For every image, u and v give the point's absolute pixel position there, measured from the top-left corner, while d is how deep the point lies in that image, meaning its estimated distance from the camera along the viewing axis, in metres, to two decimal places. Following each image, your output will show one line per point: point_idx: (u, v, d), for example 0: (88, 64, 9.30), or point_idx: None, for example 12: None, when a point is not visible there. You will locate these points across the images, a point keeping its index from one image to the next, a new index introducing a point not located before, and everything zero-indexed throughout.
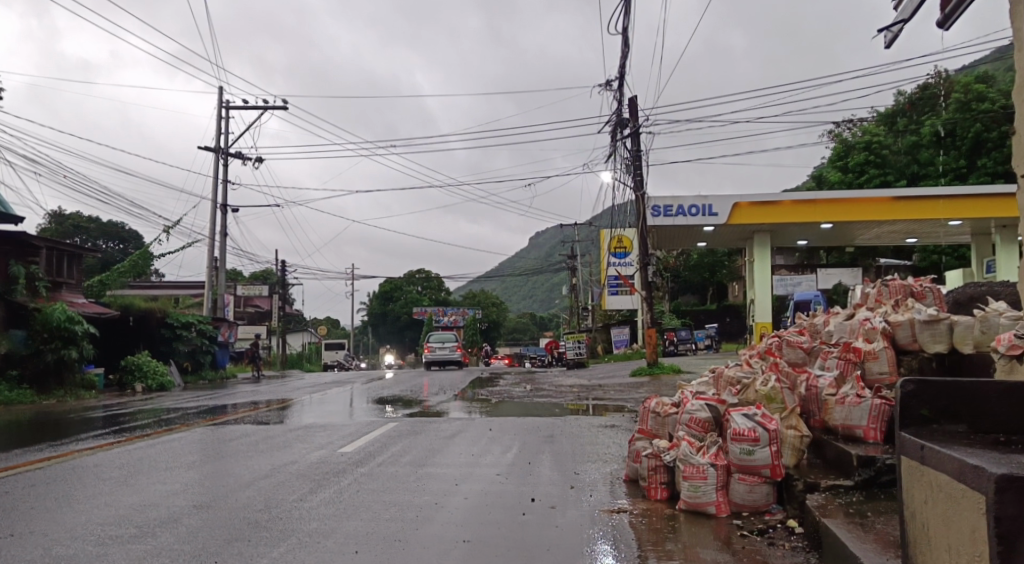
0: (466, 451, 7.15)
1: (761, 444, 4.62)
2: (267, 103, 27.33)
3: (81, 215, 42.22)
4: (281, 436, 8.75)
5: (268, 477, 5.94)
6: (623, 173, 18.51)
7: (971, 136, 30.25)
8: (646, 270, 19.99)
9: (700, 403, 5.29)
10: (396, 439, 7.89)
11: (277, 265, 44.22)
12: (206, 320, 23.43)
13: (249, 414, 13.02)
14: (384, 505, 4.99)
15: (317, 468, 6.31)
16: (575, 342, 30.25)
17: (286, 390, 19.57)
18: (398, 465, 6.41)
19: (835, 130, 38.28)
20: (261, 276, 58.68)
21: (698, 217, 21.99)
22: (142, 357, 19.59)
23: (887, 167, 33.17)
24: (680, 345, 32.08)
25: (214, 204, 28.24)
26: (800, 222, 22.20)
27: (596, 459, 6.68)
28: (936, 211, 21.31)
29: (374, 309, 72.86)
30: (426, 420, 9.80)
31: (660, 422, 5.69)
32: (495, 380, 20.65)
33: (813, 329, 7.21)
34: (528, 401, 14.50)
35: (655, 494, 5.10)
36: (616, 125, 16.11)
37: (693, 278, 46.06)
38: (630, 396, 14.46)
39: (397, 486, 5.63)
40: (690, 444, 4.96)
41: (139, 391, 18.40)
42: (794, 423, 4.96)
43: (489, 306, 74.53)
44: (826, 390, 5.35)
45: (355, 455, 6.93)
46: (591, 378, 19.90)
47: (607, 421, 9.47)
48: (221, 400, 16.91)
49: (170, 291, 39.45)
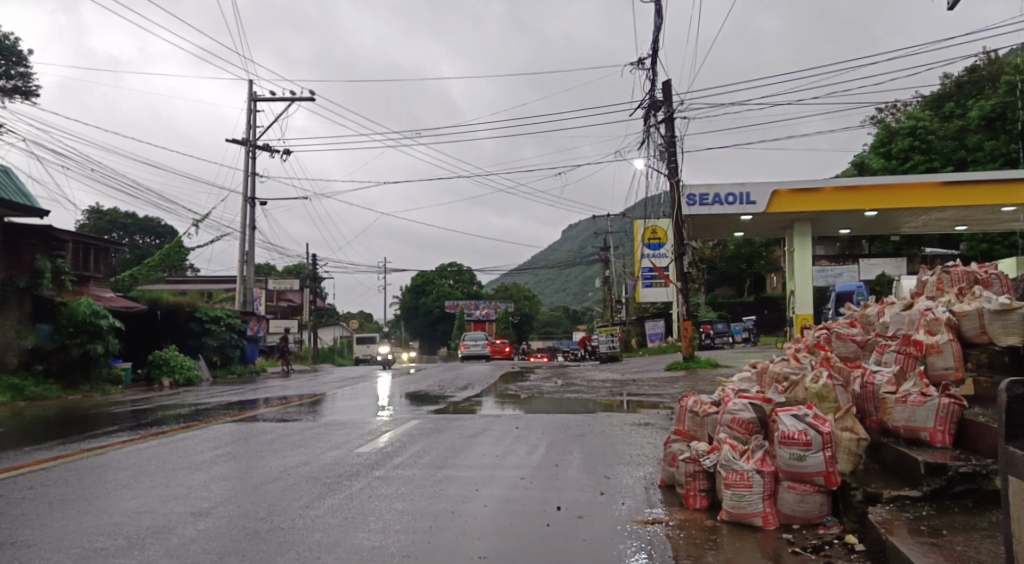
0: (489, 451, 6.77)
1: (813, 449, 4.14)
2: (295, 96, 27.28)
3: (119, 212, 43.06)
4: (299, 433, 8.50)
5: (276, 481, 5.70)
6: (656, 161, 17.91)
7: (1023, 118, 28.86)
8: (682, 260, 19.33)
9: (744, 402, 4.80)
10: (417, 438, 7.57)
11: (309, 260, 44.45)
12: (235, 313, 23.43)
13: (274, 409, 12.86)
14: (396, 513, 4.67)
15: (329, 470, 6.05)
16: (608, 335, 29.71)
17: (316, 385, 19.49)
18: (415, 467, 6.10)
19: (877, 115, 36.94)
20: (294, 271, 59.27)
21: (735, 206, 21.27)
22: (169, 352, 19.70)
23: (932, 153, 31.85)
24: (717, 338, 31.30)
25: (245, 199, 28.39)
26: (842, 210, 21.26)
27: (629, 461, 6.22)
28: (987, 197, 20.22)
29: (406, 303, 73.04)
30: (450, 418, 9.45)
31: (698, 422, 5.22)
32: (526, 375, 20.28)
33: (866, 321, 6.66)
34: (558, 396, 14.06)
35: (694, 503, 4.64)
36: (649, 109, 15.54)
37: (729, 270, 45.02)
38: (665, 391, 13.93)
39: (412, 490, 5.30)
40: (732, 448, 4.49)
41: (167, 386, 18.50)
42: (850, 424, 4.45)
43: (522, 299, 74.19)
44: (885, 386, 4.80)
45: (371, 455, 6.63)
46: (624, 373, 19.39)
47: (641, 419, 8.97)
48: (250, 394, 16.88)
49: (205, 286, 39.94)
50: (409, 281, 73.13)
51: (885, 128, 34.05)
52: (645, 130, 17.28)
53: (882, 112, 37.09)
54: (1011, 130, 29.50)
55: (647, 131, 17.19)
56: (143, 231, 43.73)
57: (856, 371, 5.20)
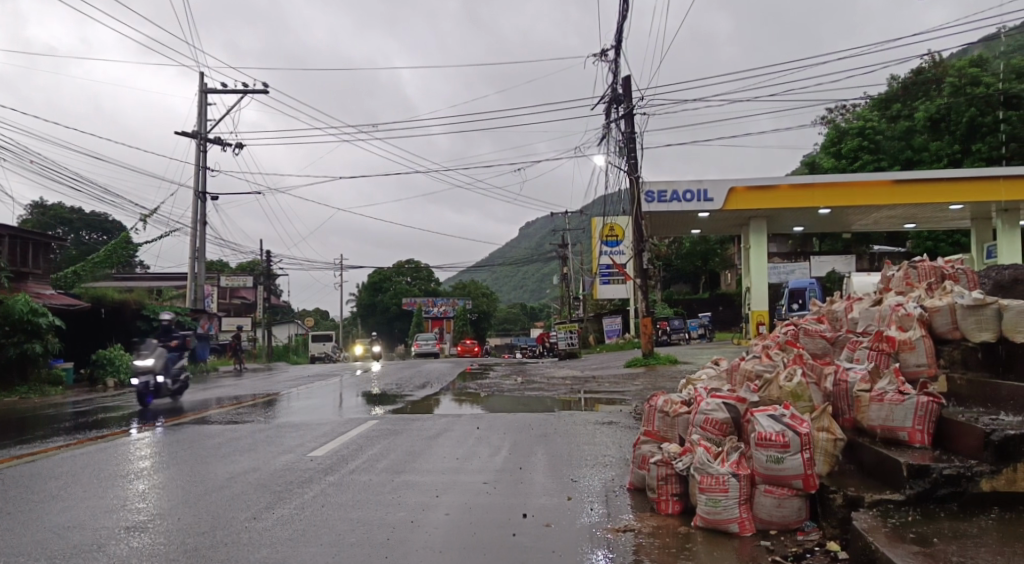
0: (450, 453, 6.44)
1: (792, 451, 3.97)
2: (248, 87, 26.32)
3: (63, 206, 41.17)
4: (250, 436, 8.00)
5: (223, 489, 5.24)
6: (617, 157, 17.77)
7: (966, 120, 29.86)
8: (641, 257, 19.28)
9: (717, 402, 4.61)
10: (374, 440, 7.19)
11: (262, 256, 43.26)
12: (184, 311, 22.49)
13: (227, 410, 12.25)
14: (350, 525, 4.30)
15: (280, 476, 5.62)
16: (566, 333, 29.65)
17: (269, 384, 18.85)
18: (373, 472, 5.73)
19: (828, 115, 37.87)
20: (247, 267, 57.71)
21: (693, 203, 21.34)
22: (114, 351, 18.71)
23: (880, 153, 32.75)
24: (673, 334, 31.64)
25: (195, 192, 27.36)
26: (798, 207, 21.58)
27: (595, 464, 5.98)
28: (935, 194, 20.71)
29: (362, 300, 71.85)
30: (408, 418, 9.09)
31: (668, 422, 5.00)
32: (485, 372, 19.96)
33: (833, 316, 6.57)
34: (518, 394, 13.79)
35: (666, 508, 4.42)
36: (610, 104, 15.38)
37: (685, 267, 45.60)
38: (625, 388, 13.83)
39: (368, 498, 4.93)
40: (707, 450, 4.28)
41: (111, 386, 17.61)
42: (826, 424, 4.29)
43: (479, 297, 73.88)
44: (859, 384, 4.66)
45: (325, 460, 6.22)
46: (584, 369, 19.25)
47: (603, 418, 8.75)
48: (198, 395, 16.15)
49: (152, 283, 38.43)
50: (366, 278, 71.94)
51: (836, 128, 34.88)
52: (605, 125, 17.13)
53: (832, 113, 38.03)
54: (955, 131, 30.49)
55: (607, 126, 17.02)
56: (90, 227, 41.89)
57: (829, 368, 5.07)
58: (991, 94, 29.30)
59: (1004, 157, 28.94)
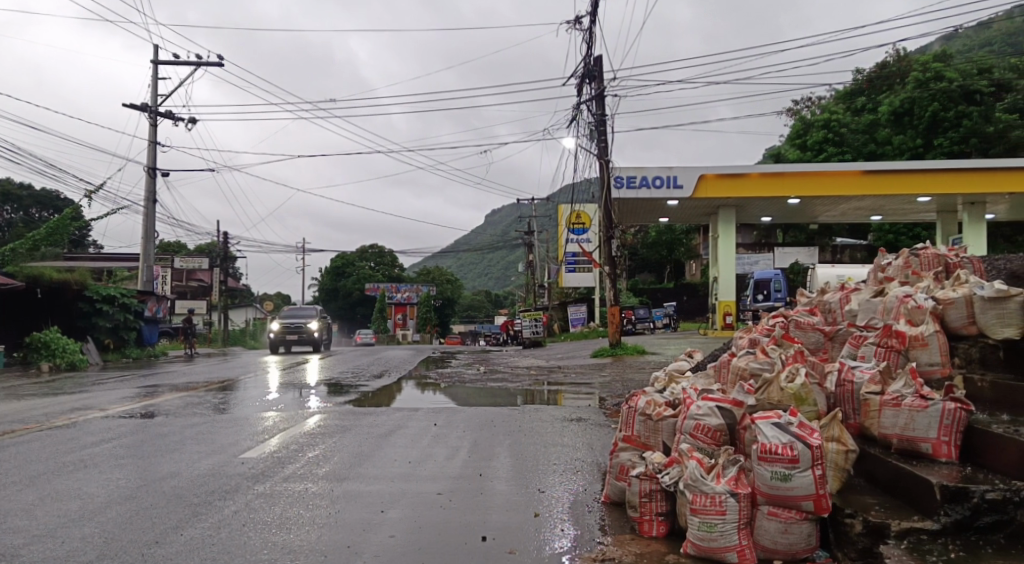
0: (403, 456, 5.68)
1: (801, 467, 3.35)
2: (202, 58, 24.71)
3: (10, 182, 38.88)
4: (182, 428, 7.04)
5: (125, 499, 4.28)
6: (587, 140, 17.07)
7: (928, 114, 29.95)
8: (610, 244, 18.67)
9: (709, 405, 3.96)
10: (318, 439, 6.37)
11: (220, 237, 41.59)
12: (130, 292, 21.17)
13: (172, 399, 11.20)
14: (287, 552, 3.51)
15: (203, 482, 4.71)
16: (531, 321, 29.05)
17: (219, 371, 17.76)
18: (311, 479, 4.86)
19: (794, 109, 37.53)
20: (205, 250, 55.70)
21: (663, 189, 20.82)
22: (50, 333, 17.40)
23: (845, 146, 32.52)
24: (639, 323, 31.29)
25: (145, 169, 25.81)
26: (767, 196, 21.25)
27: (564, 470, 5.30)
28: (904, 185, 20.60)
29: (324, 285, 69.89)
30: (362, 412, 8.28)
31: (651, 427, 4.33)
32: (446, 360, 19.13)
33: (825, 307, 5.99)
34: (480, 386, 12.94)
35: (649, 530, 3.78)
36: (582, 80, 14.62)
37: (651, 256, 45.41)
38: (591, 380, 13.21)
39: (304, 513, 4.11)
40: (699, 463, 3.62)
41: (45, 372, 16.35)
42: (837, 433, 3.67)
43: (444, 283, 72.84)
44: (867, 386, 4.10)
45: (260, 464, 5.30)
46: (549, 359, 18.64)
47: (572, 414, 8.08)
48: (143, 381, 15.07)
49: (100, 264, 36.47)
50: (327, 263, 70.26)
51: (802, 120, 34.77)
52: (575, 105, 16.42)
53: (799, 105, 38.01)
54: (918, 125, 30.61)
55: (578, 105, 16.32)
56: (40, 204, 39.60)
57: (831, 367, 4.49)
58: (953, 88, 29.54)
59: (965, 152, 29.21)
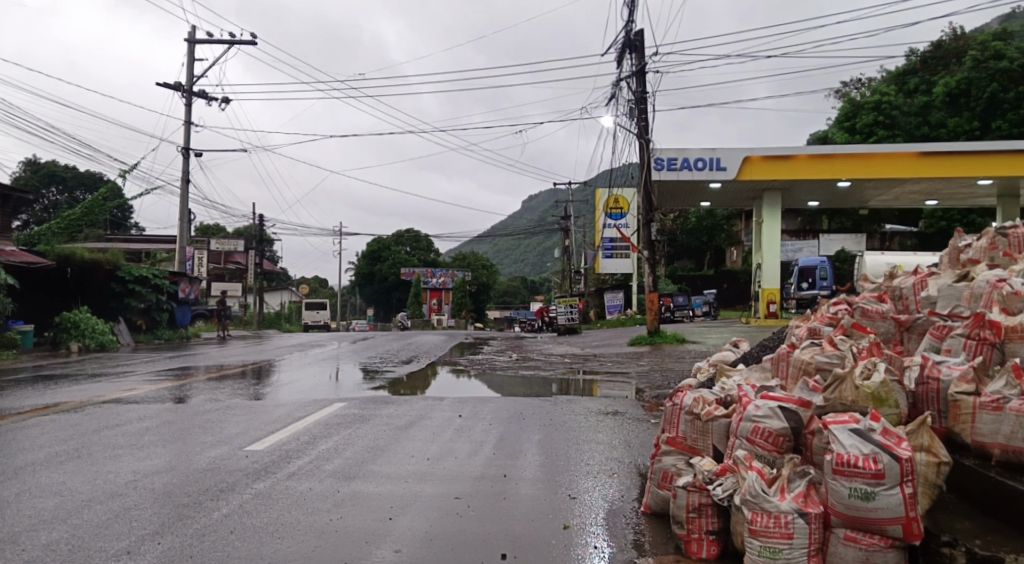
0: (420, 451, 5.23)
1: (887, 484, 2.77)
2: (236, 37, 24.50)
3: (58, 164, 39.74)
4: (193, 414, 6.69)
5: (108, 499, 3.90)
6: (625, 119, 16.31)
7: (987, 95, 28.30)
8: (649, 228, 17.91)
9: (770, 405, 3.38)
10: (332, 431, 5.94)
11: (256, 219, 41.76)
12: (163, 273, 21.06)
13: (201, 381, 11.01)
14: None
15: (196, 480, 4.30)
16: (566, 307, 28.42)
17: (251, 353, 17.63)
18: (315, 478, 4.43)
19: (842, 89, 35.99)
20: (244, 232, 56.26)
21: (705, 171, 19.98)
22: (80, 313, 17.52)
23: (896, 129, 31.15)
24: (677, 311, 30.52)
25: (181, 151, 25.78)
26: (815, 179, 20.18)
27: (598, 473, 4.75)
28: (964, 168, 19.36)
29: (360, 269, 70.37)
30: (384, 400, 7.87)
31: (699, 428, 3.78)
32: (479, 347, 18.64)
33: (896, 293, 5.30)
34: (511, 373, 12.43)
35: (699, 551, 3.23)
36: (623, 50, 13.87)
37: (690, 242, 44.27)
38: (627, 369, 12.58)
39: (300, 519, 3.67)
40: (759, 474, 3.07)
41: (75, 352, 16.47)
42: (928, 442, 3.07)
43: (479, 269, 72.50)
44: (957, 385, 3.48)
45: (263, 458, 4.89)
46: (584, 346, 18.06)
47: (606, 407, 7.53)
48: (173, 362, 14.97)
49: (140, 246, 36.98)
50: (364, 247, 70.49)
51: (850, 101, 33.26)
52: (614, 82, 15.69)
53: (847, 86, 36.39)
54: (974, 106, 29.01)
55: (618, 82, 15.60)
56: (84, 186, 40.29)
57: (912, 361, 3.86)
58: (1015, 68, 27.79)
59: None
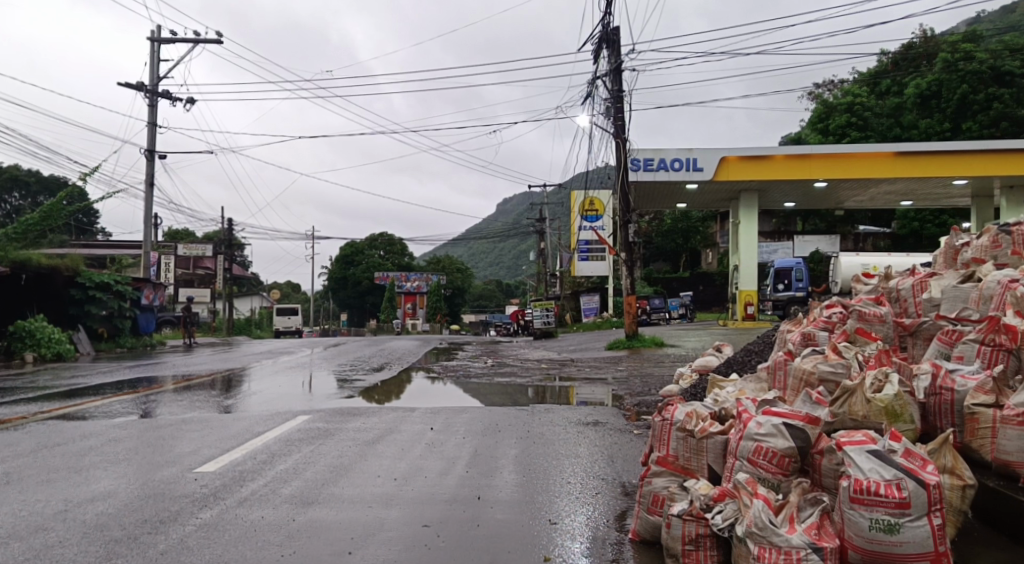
0: (388, 470, 4.79)
1: (913, 514, 2.42)
2: (200, 35, 23.66)
3: (19, 167, 38.41)
4: (143, 431, 6.16)
5: (29, 535, 3.40)
6: (602, 118, 15.99)
7: (957, 97, 28.55)
8: (627, 229, 17.62)
9: (773, 421, 3.02)
10: (293, 448, 5.47)
11: (226, 223, 40.73)
12: (125, 279, 20.37)
13: (160, 393, 10.39)
14: None
15: (135, 509, 3.82)
16: (543, 310, 28.05)
17: (216, 361, 16.97)
18: (269, 504, 3.97)
19: (815, 91, 36.19)
20: (214, 237, 55.01)
21: (682, 172, 19.77)
22: (35, 321, 16.70)
23: (869, 130, 31.41)
24: (654, 314, 30.38)
25: (145, 152, 24.88)
26: (793, 179, 20.06)
27: (580, 493, 4.36)
28: (938, 168, 19.41)
29: (334, 273, 69.46)
30: (352, 412, 7.39)
31: (692, 446, 3.41)
32: (454, 352, 18.17)
33: (894, 295, 5.01)
34: (487, 379, 12.01)
35: None
36: (599, 46, 13.54)
37: (665, 245, 44.21)
38: (606, 374, 12.22)
39: (249, 556, 3.21)
40: (766, 503, 2.69)
41: (29, 362, 15.69)
42: (953, 463, 2.74)
43: (454, 272, 71.91)
44: (975, 396, 3.16)
45: (214, 481, 4.41)
46: (562, 351, 17.69)
47: (586, 417, 7.15)
48: (133, 372, 14.28)
49: (102, 252, 35.79)
50: (338, 251, 69.49)
51: (823, 103, 33.35)
52: (591, 81, 15.38)
53: (820, 88, 36.56)
54: (945, 108, 29.27)
55: (594, 80, 15.27)
56: (48, 190, 38.94)
57: (924, 370, 3.52)
58: (984, 70, 28.10)
59: (995, 136, 27.77)
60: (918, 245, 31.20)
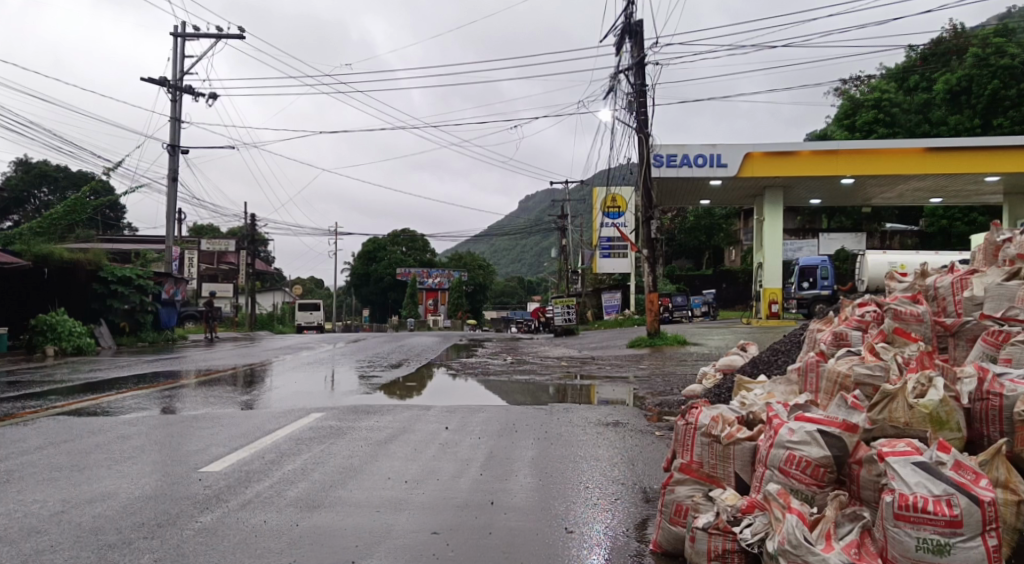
0: (398, 473, 4.63)
1: (965, 533, 2.20)
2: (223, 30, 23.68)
3: (49, 163, 39.06)
4: (154, 428, 6.07)
5: (20, 538, 3.29)
6: (623, 113, 15.71)
7: (988, 92, 27.75)
8: (649, 226, 17.32)
9: (806, 428, 2.79)
10: (303, 448, 5.33)
11: (249, 219, 41.01)
12: (147, 273, 20.48)
13: (177, 387, 10.39)
14: None
15: (133, 511, 3.70)
16: (563, 308, 27.80)
17: (237, 356, 17.00)
18: (272, 508, 3.83)
19: (841, 87, 35.44)
20: (237, 233, 55.50)
21: (705, 168, 19.41)
22: (57, 315, 16.86)
23: (897, 127, 30.60)
24: (676, 312, 29.98)
25: (168, 148, 25.02)
26: (819, 175, 19.59)
27: (598, 498, 4.17)
28: (970, 164, 18.84)
29: (356, 269, 69.76)
30: (366, 410, 7.26)
31: (718, 453, 3.21)
32: (474, 349, 18.04)
33: (931, 293, 4.74)
34: (505, 378, 11.82)
35: None
36: (622, 38, 13.26)
37: (688, 242, 43.63)
38: (626, 373, 11.97)
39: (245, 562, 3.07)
40: (800, 516, 2.47)
41: (51, 356, 15.84)
42: (1005, 476, 2.51)
43: (475, 269, 71.77)
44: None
45: (218, 482, 4.29)
46: (583, 348, 17.46)
47: (606, 417, 6.93)
48: (153, 366, 14.35)
49: (127, 246, 36.20)
50: (360, 247, 69.76)
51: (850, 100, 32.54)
52: (612, 75, 15.11)
53: (847, 84, 35.76)
54: (975, 104, 28.45)
55: (616, 73, 15.00)
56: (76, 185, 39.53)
57: (970, 373, 3.27)
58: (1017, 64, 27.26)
59: None
60: (947, 243, 30.40)
